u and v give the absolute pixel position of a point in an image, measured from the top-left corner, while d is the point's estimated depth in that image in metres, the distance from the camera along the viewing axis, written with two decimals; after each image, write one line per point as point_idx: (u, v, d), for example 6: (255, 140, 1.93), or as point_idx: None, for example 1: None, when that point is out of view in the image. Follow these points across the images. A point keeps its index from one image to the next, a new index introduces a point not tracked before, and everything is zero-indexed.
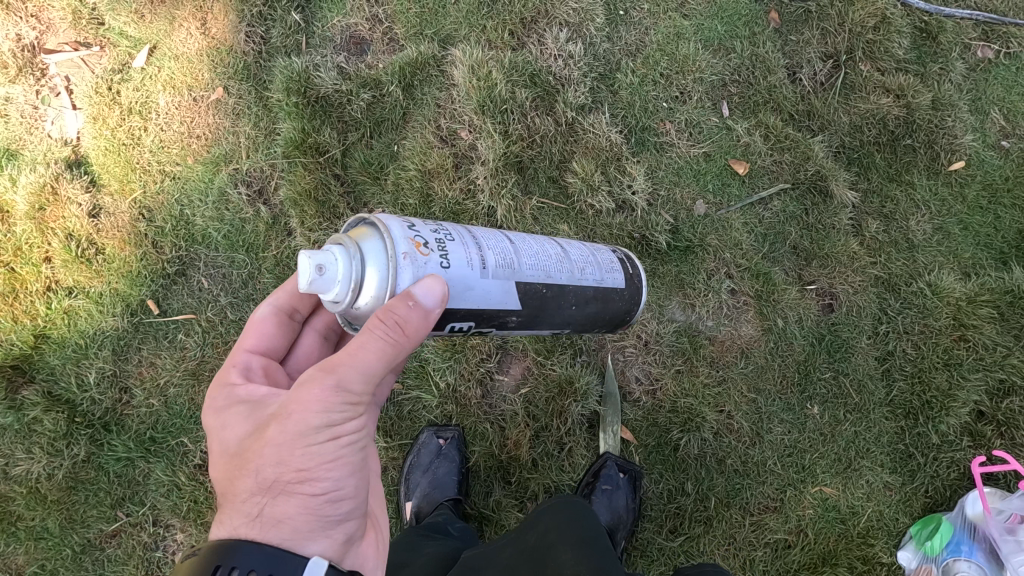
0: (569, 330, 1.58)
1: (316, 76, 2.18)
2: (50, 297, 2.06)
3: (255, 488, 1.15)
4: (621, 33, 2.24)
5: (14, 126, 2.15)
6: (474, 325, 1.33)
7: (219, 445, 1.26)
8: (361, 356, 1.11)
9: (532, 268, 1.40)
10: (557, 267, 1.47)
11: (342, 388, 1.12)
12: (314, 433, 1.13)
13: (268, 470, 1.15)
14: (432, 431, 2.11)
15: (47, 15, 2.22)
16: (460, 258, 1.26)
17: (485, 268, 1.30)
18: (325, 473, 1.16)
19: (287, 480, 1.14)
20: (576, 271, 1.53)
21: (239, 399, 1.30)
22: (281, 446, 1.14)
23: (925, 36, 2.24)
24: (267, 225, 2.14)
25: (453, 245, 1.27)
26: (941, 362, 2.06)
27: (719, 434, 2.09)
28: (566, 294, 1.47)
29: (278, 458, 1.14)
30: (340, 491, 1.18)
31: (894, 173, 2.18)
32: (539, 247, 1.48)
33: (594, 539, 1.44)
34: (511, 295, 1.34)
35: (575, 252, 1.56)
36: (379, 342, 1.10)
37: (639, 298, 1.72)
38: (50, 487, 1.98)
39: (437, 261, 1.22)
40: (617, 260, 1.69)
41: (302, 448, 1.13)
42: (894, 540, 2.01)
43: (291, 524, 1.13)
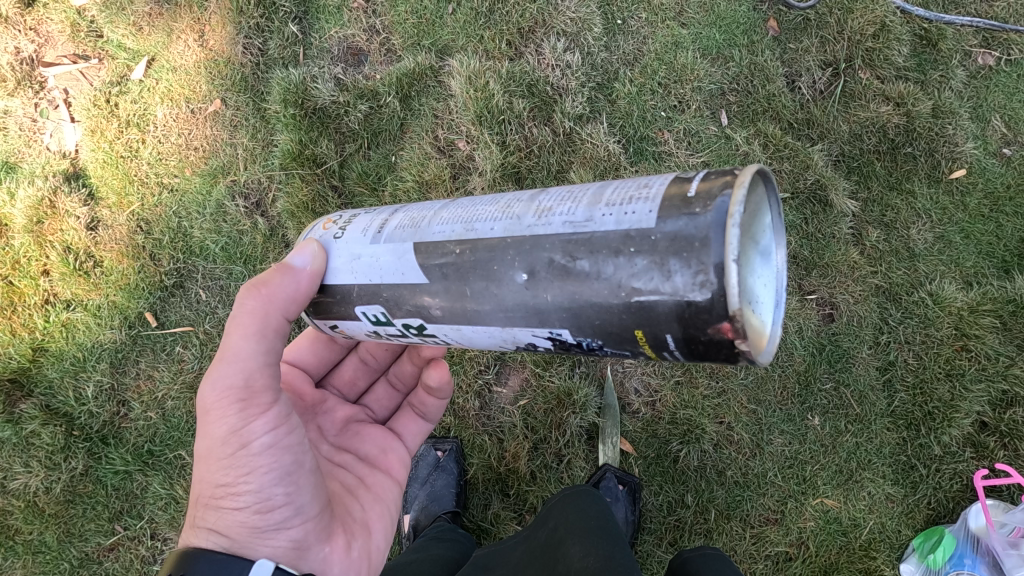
0: (579, 333, 1.06)
1: (313, 88, 2.18)
2: (48, 310, 2.07)
3: (198, 501, 1.27)
4: (619, 42, 2.23)
5: (13, 138, 2.16)
6: (384, 310, 1.24)
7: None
8: (235, 344, 1.24)
9: (443, 226, 1.17)
10: (492, 219, 1.12)
11: (229, 387, 1.22)
12: (218, 439, 1.22)
13: (200, 485, 1.26)
14: (430, 444, 2.12)
15: (45, 28, 2.23)
16: (355, 228, 1.30)
17: (378, 236, 1.25)
18: (244, 483, 1.22)
19: (212, 492, 1.24)
20: (537, 220, 1.07)
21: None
22: (201, 459, 1.26)
23: (925, 44, 2.22)
24: (264, 237, 2.14)
25: (360, 219, 1.33)
26: (943, 372, 2.05)
27: (719, 446, 2.08)
28: (499, 265, 1.08)
29: (201, 471, 1.25)
30: (266, 501, 1.22)
31: (895, 181, 2.16)
32: (489, 202, 1.18)
33: (605, 528, 1.40)
34: (404, 262, 1.19)
35: (564, 200, 1.08)
36: (241, 329, 1.24)
37: (693, 244, 0.92)
38: (48, 501, 1.98)
39: (333, 234, 1.33)
40: (665, 188, 1.00)
41: (216, 460, 1.23)
42: (896, 553, 2.00)
43: (230, 536, 1.22)
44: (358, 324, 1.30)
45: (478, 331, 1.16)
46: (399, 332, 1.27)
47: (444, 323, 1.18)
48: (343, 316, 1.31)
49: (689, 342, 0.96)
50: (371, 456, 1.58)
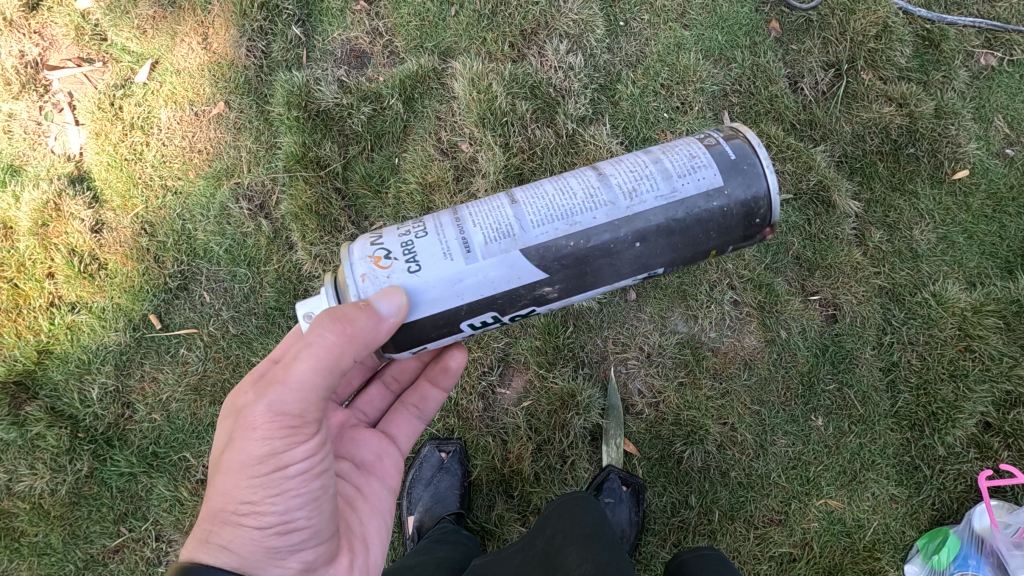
0: (661, 269, 1.41)
1: (316, 90, 2.18)
2: (53, 313, 2.08)
3: (211, 513, 1.25)
4: (621, 44, 2.23)
5: (18, 141, 2.17)
6: (496, 311, 1.38)
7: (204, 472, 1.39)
8: (295, 370, 1.21)
9: (541, 227, 1.33)
10: (590, 212, 1.33)
11: (276, 410, 1.21)
12: (251, 457, 1.22)
13: (219, 498, 1.24)
14: (434, 445, 2.12)
15: (49, 31, 2.23)
16: (429, 256, 1.31)
17: (469, 256, 1.31)
18: (271, 503, 1.22)
19: (234, 507, 1.23)
20: (631, 202, 1.34)
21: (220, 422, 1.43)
22: (226, 470, 1.24)
23: (927, 44, 2.22)
24: (268, 239, 2.14)
25: (420, 244, 1.33)
26: (947, 373, 2.05)
27: (722, 447, 2.08)
28: (620, 242, 1.33)
29: (226, 485, 1.24)
30: (289, 523, 1.23)
31: (898, 182, 2.16)
32: (561, 196, 1.36)
33: (601, 536, 1.41)
34: (518, 269, 1.32)
35: (638, 180, 1.36)
36: (306, 356, 1.21)
37: (752, 185, 1.34)
38: (53, 503, 1.99)
39: (403, 268, 1.31)
40: (711, 154, 1.37)
41: (247, 476, 1.22)
42: (900, 554, 2.00)
43: (240, 553, 1.20)
44: (454, 335, 1.40)
45: (588, 294, 1.41)
46: (499, 322, 1.44)
47: (558, 301, 1.40)
48: (440, 332, 1.37)
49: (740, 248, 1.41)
50: (368, 462, 1.59)
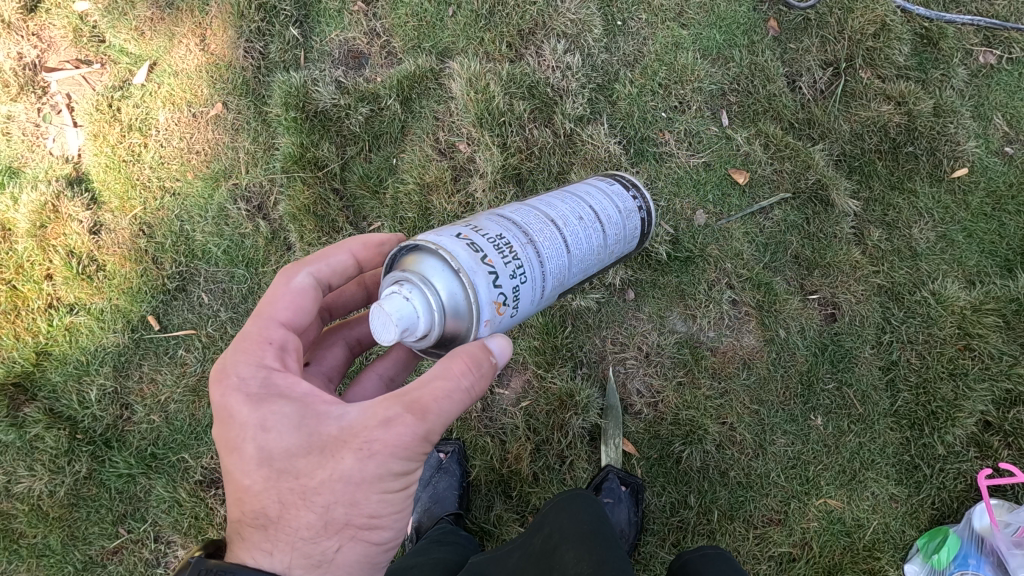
0: None
1: (314, 91, 2.18)
2: (51, 315, 2.08)
3: (314, 526, 1.16)
4: (619, 43, 2.23)
5: (16, 143, 2.17)
6: None
7: (257, 454, 1.16)
8: (447, 404, 1.11)
9: (574, 275, 1.50)
10: (594, 263, 1.58)
11: (426, 437, 1.13)
12: (384, 479, 1.14)
13: (338, 513, 1.15)
14: (432, 446, 2.12)
15: (48, 33, 2.24)
16: (527, 302, 1.32)
17: (541, 300, 1.39)
18: (390, 521, 1.21)
19: (353, 525, 1.17)
20: (609, 256, 1.64)
21: (281, 395, 1.18)
22: (346, 483, 1.13)
23: (926, 43, 2.22)
24: (267, 240, 2.14)
25: (525, 288, 1.30)
26: (946, 372, 2.04)
27: (721, 447, 2.08)
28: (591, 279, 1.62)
29: (351, 503, 1.14)
30: (395, 539, 1.25)
31: (896, 181, 2.16)
32: (588, 246, 1.52)
33: (597, 532, 1.41)
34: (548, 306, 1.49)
35: (618, 239, 1.63)
36: (463, 394, 1.12)
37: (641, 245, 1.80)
38: (52, 504, 1.99)
39: (509, 315, 1.28)
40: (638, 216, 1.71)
41: (376, 496, 1.15)
42: (901, 553, 1.99)
43: (347, 569, 1.19)
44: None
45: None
46: None
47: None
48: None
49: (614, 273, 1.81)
50: None
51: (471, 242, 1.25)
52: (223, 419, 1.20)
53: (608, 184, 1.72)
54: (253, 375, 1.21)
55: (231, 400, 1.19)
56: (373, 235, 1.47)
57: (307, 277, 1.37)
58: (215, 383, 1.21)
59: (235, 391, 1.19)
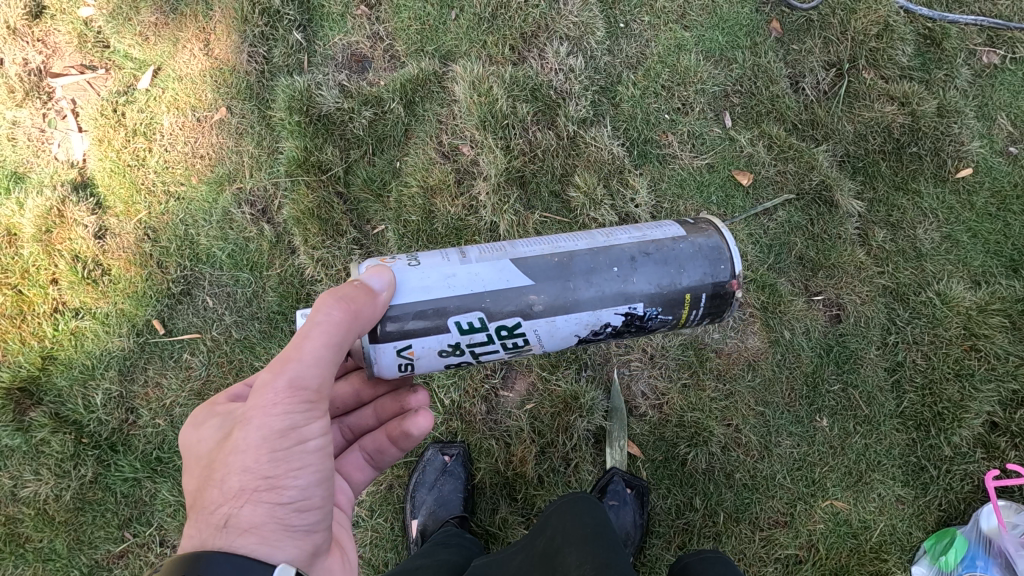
0: (642, 304, 1.43)
1: (318, 95, 2.19)
2: (57, 319, 2.08)
3: (221, 495, 1.15)
4: (622, 46, 2.23)
5: (21, 148, 2.18)
6: (484, 315, 1.35)
7: (190, 462, 1.27)
8: (304, 344, 1.19)
9: (530, 249, 1.43)
10: (573, 241, 1.46)
11: (295, 384, 1.18)
12: (273, 435, 1.17)
13: (235, 477, 1.15)
14: (437, 448, 2.11)
15: (52, 39, 2.24)
16: (431, 258, 1.39)
17: (465, 258, 1.39)
18: (291, 479, 1.18)
19: (253, 485, 1.15)
20: (606, 237, 1.49)
21: (212, 413, 1.33)
22: (238, 450, 1.17)
23: (929, 43, 2.22)
24: (271, 244, 2.15)
25: (427, 254, 1.41)
26: (953, 373, 2.04)
27: (727, 448, 2.07)
28: (594, 262, 1.41)
29: (244, 464, 1.15)
30: (308, 500, 1.20)
31: (900, 181, 2.15)
32: (548, 238, 1.50)
33: (600, 534, 1.41)
34: (506, 271, 1.37)
35: (613, 232, 1.52)
36: (317, 329, 1.20)
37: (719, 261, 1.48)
38: (58, 508, 1.99)
39: (405, 263, 1.37)
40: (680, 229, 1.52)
41: (266, 453, 1.16)
42: (907, 555, 1.99)
43: (261, 531, 1.13)
44: (441, 336, 1.35)
45: (571, 318, 1.40)
46: (489, 339, 1.39)
47: (543, 318, 1.38)
48: (430, 329, 1.33)
49: (714, 307, 1.48)
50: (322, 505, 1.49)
51: None
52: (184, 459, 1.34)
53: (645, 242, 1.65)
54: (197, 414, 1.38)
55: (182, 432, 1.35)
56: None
57: None
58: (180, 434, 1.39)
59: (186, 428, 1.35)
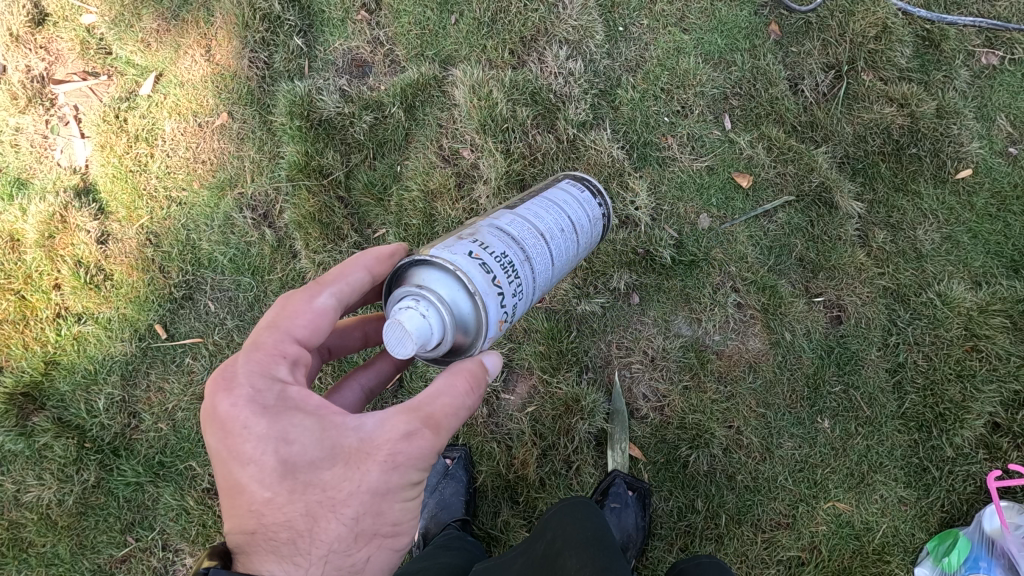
0: None
1: (318, 100, 2.19)
2: (60, 324, 2.09)
3: (341, 536, 1.12)
4: (621, 49, 2.24)
5: (24, 155, 2.19)
6: None
7: (273, 465, 1.10)
8: (456, 418, 1.16)
9: (554, 280, 1.53)
10: (569, 265, 1.59)
11: (440, 447, 1.16)
12: (406, 487, 1.15)
13: (367, 521, 1.13)
14: (438, 452, 2.13)
15: (55, 46, 2.26)
16: (519, 311, 1.36)
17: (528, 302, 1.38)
18: (409, 526, 1.19)
19: (380, 535, 1.15)
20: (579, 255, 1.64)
21: (294, 404, 1.14)
22: (374, 496, 1.12)
23: (928, 45, 2.22)
24: (272, 248, 2.15)
25: (520, 302, 1.35)
26: (954, 373, 2.04)
27: (728, 450, 2.07)
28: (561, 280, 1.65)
29: (376, 511, 1.13)
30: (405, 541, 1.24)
31: (900, 182, 2.16)
32: (565, 250, 1.54)
33: (601, 539, 1.42)
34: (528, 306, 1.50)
35: (589, 239, 1.65)
36: (468, 409, 1.18)
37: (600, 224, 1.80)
38: (60, 513, 2.00)
39: (506, 329, 1.33)
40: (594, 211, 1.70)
41: (396, 502, 1.15)
42: (910, 557, 1.98)
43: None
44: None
45: None
46: None
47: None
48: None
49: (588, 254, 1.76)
50: None
51: (482, 262, 1.26)
52: (232, 431, 1.13)
53: (582, 191, 1.67)
54: (264, 386, 1.16)
55: (243, 412, 1.12)
56: (382, 247, 1.39)
57: (328, 298, 1.29)
58: (222, 393, 1.14)
59: (248, 401, 1.13)
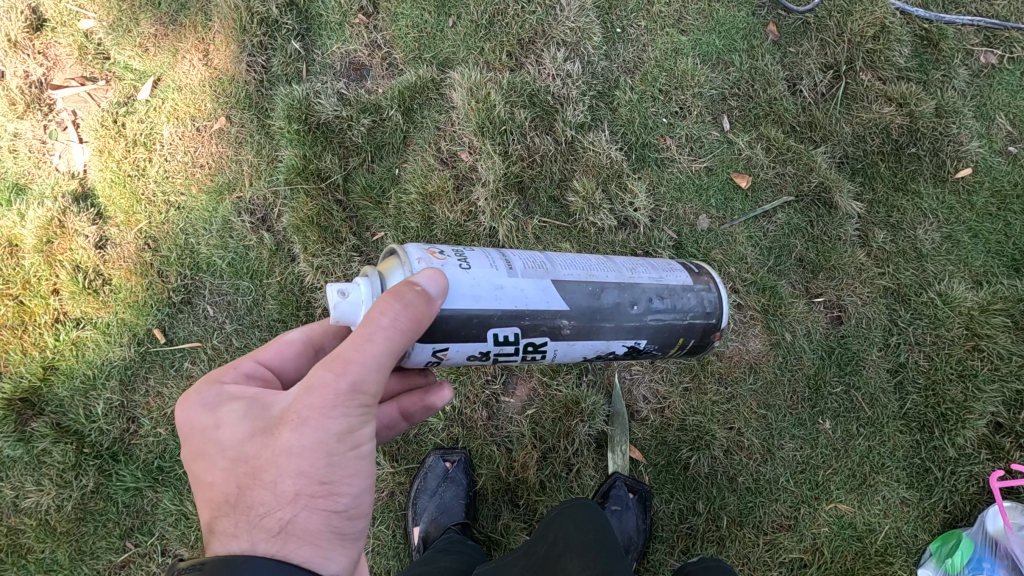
0: (646, 343, 1.53)
1: (316, 104, 2.19)
2: (58, 329, 2.09)
3: (273, 501, 1.09)
4: (619, 50, 2.24)
5: (23, 160, 2.19)
6: (519, 330, 1.34)
7: (211, 451, 1.17)
8: (368, 347, 1.10)
9: (569, 270, 1.43)
10: (605, 272, 1.49)
11: (356, 389, 1.12)
12: (328, 438, 1.11)
13: (290, 479, 1.10)
14: (438, 455, 2.08)
15: (54, 51, 2.26)
16: (479, 262, 1.34)
17: (513, 270, 1.36)
18: (346, 485, 1.15)
19: (309, 493, 1.10)
20: (629, 274, 1.53)
21: (231, 396, 1.23)
22: (292, 453, 1.10)
23: (926, 44, 2.22)
24: (271, 251, 2.15)
25: (473, 255, 1.36)
26: (955, 373, 2.03)
27: (729, 452, 2.06)
28: (624, 299, 1.47)
29: (298, 467, 1.10)
30: (358, 507, 1.18)
31: (900, 182, 2.15)
32: (579, 258, 1.51)
33: (603, 541, 1.41)
34: (548, 293, 1.37)
35: (642, 268, 1.57)
36: (382, 336, 1.11)
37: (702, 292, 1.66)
38: (59, 519, 1.99)
39: (455, 263, 1.30)
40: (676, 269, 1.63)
41: (320, 455, 1.11)
42: (914, 558, 1.97)
43: (315, 542, 1.10)
44: (474, 344, 1.32)
45: (587, 344, 1.45)
46: (514, 353, 1.38)
47: (567, 341, 1.41)
48: (469, 337, 1.30)
49: (698, 345, 1.61)
50: None
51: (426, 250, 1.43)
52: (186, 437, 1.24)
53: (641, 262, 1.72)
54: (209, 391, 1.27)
55: (188, 413, 1.24)
56: None
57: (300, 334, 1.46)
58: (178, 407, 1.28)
59: (193, 405, 1.25)
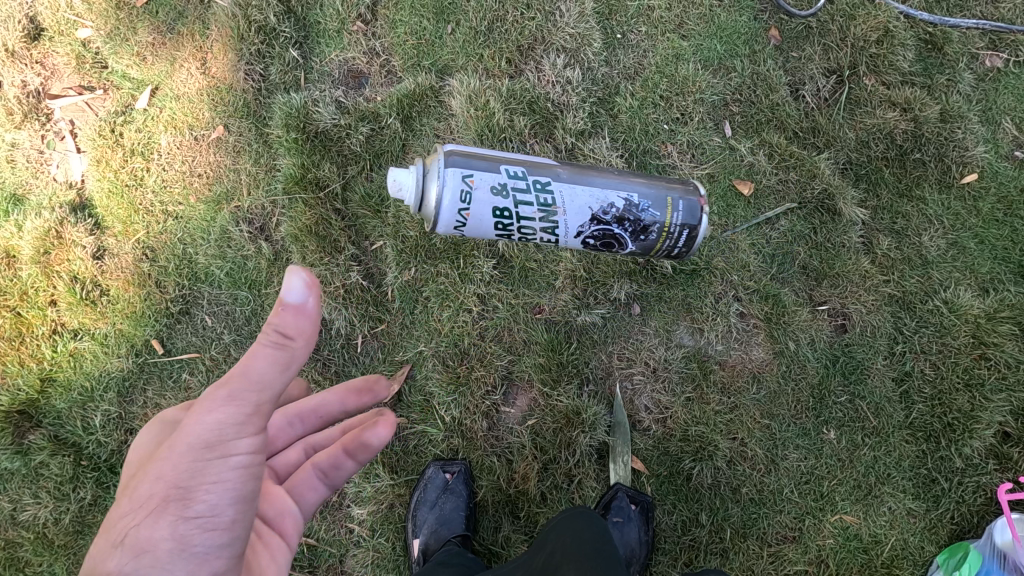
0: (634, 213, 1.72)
1: (315, 112, 2.18)
2: (56, 340, 2.07)
3: (132, 508, 1.05)
4: (619, 56, 2.22)
5: (21, 170, 2.17)
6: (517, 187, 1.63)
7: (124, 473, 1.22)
8: (254, 353, 1.07)
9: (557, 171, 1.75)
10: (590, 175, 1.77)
11: (232, 394, 1.06)
12: (191, 446, 1.05)
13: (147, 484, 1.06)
14: (438, 466, 2.05)
15: (51, 60, 2.24)
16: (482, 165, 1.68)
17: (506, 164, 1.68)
18: (205, 493, 1.05)
19: (160, 498, 1.04)
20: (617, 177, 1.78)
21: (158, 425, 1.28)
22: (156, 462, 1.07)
23: (931, 48, 2.19)
24: (269, 261, 2.14)
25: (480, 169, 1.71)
26: (962, 383, 2.00)
27: (732, 462, 2.04)
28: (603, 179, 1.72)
29: (156, 474, 1.06)
30: (215, 520, 1.06)
31: (904, 188, 2.13)
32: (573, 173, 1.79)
33: (600, 553, 1.38)
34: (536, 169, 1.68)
35: None
36: (265, 343, 1.08)
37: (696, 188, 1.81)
38: (58, 532, 1.98)
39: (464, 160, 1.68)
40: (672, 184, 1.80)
41: (179, 462, 1.05)
42: (920, 570, 1.94)
43: (153, 553, 1.01)
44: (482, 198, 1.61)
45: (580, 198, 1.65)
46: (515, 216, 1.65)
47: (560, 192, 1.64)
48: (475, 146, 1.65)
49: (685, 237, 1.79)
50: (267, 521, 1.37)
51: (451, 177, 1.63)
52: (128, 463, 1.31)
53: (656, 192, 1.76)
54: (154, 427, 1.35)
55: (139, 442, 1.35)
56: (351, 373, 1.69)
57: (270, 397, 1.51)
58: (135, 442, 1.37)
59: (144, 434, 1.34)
